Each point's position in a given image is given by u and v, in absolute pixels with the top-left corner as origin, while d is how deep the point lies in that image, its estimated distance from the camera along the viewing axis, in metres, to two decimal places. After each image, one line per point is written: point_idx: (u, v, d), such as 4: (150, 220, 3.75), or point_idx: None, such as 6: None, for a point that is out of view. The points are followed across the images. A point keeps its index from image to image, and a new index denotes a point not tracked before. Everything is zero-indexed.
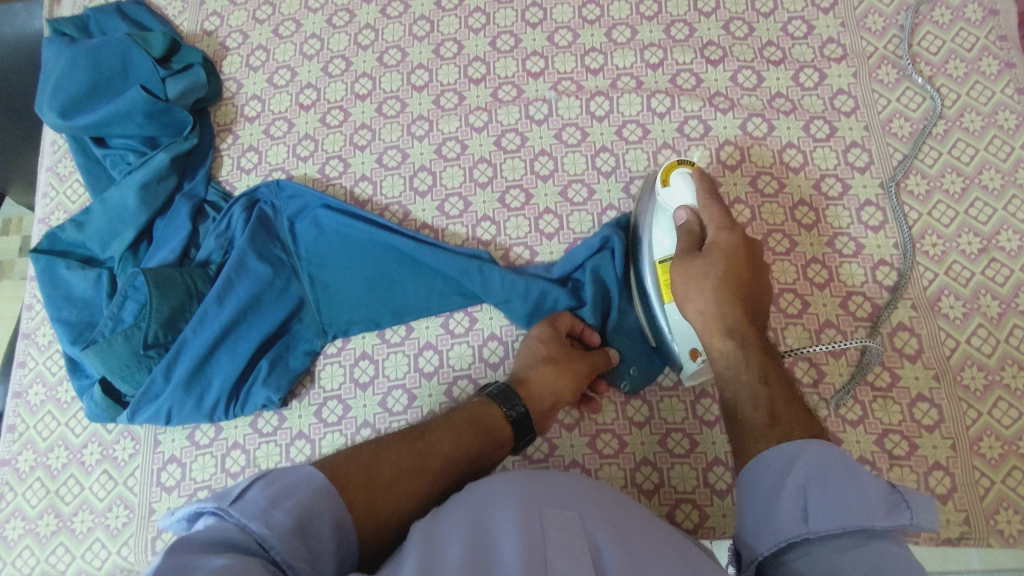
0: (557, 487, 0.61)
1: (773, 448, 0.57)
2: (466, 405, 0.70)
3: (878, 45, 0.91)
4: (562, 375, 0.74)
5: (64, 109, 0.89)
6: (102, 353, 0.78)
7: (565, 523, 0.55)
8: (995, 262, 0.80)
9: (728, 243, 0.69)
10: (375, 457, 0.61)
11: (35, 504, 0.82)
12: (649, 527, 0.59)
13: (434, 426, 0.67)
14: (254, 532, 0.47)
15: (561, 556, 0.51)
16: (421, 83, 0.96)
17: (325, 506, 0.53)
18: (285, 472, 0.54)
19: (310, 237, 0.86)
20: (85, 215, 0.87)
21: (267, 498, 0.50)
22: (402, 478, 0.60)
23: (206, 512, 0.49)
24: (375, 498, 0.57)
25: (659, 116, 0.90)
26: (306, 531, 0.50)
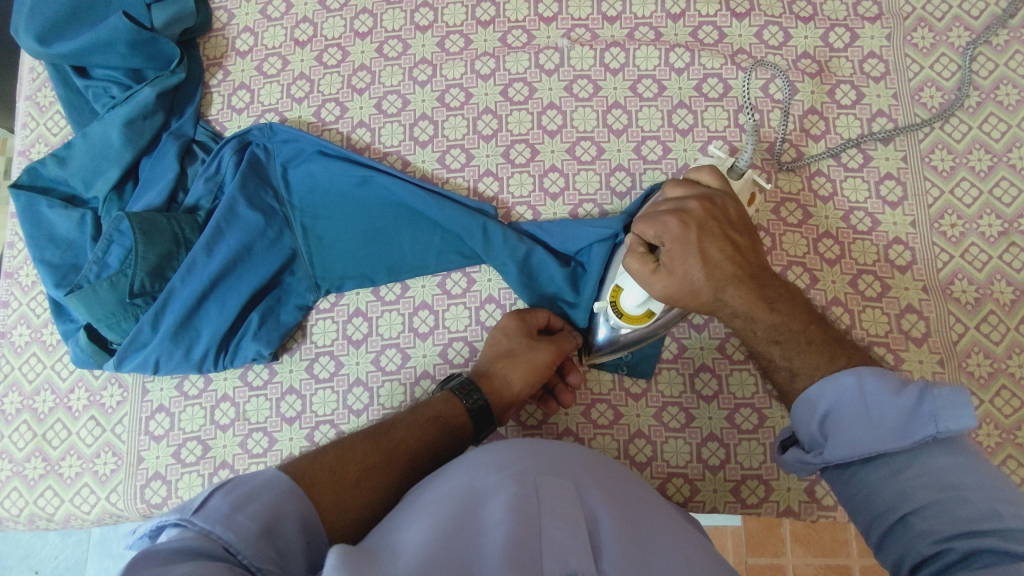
0: (554, 455, 0.60)
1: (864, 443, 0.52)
2: (429, 402, 0.70)
3: (916, 5, 0.85)
4: (520, 368, 0.73)
5: (42, 34, 0.83)
6: (86, 299, 0.75)
7: (560, 491, 0.54)
8: (1014, 247, 0.77)
9: (698, 274, 0.58)
10: (341, 457, 0.61)
11: (22, 447, 0.81)
12: (643, 500, 0.59)
13: (399, 424, 0.67)
14: (219, 538, 0.47)
15: (556, 524, 0.50)
16: (425, 23, 0.90)
17: (292, 506, 0.53)
18: (248, 477, 0.53)
19: (304, 186, 0.82)
20: (67, 150, 0.83)
21: (231, 503, 0.49)
22: (370, 474, 0.61)
23: (170, 523, 0.48)
24: (343, 492, 0.58)
25: (677, 72, 0.85)
26: (273, 532, 0.50)
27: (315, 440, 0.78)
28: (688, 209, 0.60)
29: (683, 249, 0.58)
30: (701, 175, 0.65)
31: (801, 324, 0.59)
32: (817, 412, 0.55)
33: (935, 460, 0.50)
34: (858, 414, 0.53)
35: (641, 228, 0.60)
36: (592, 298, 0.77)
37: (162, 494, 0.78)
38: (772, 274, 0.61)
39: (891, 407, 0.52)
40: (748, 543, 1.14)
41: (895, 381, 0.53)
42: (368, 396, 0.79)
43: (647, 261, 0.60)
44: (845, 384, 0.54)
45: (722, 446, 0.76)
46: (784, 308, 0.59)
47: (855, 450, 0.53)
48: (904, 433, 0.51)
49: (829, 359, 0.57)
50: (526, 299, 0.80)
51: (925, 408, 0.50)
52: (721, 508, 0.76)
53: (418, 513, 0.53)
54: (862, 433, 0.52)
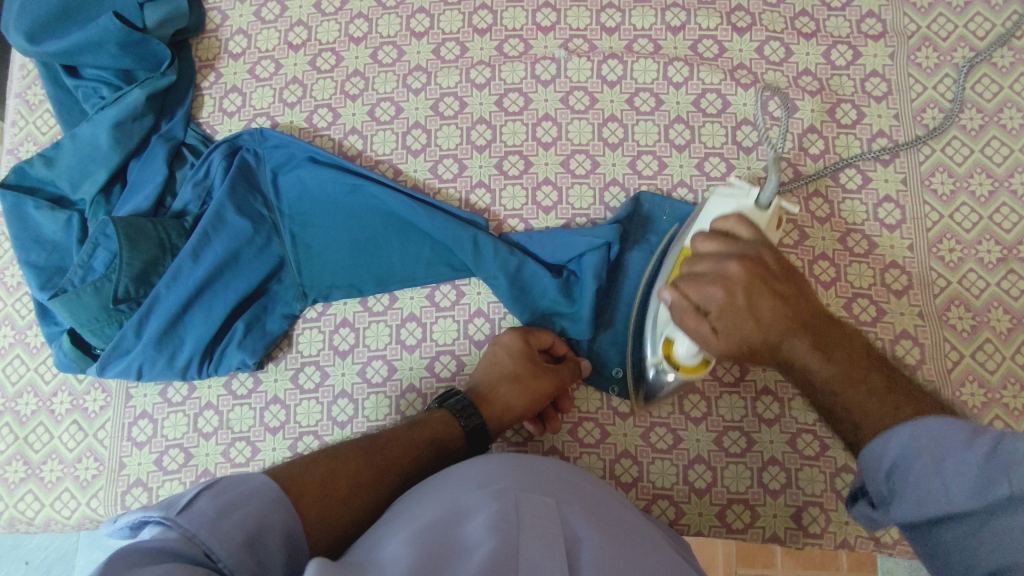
0: (538, 473, 0.59)
1: (926, 495, 0.46)
2: (428, 421, 0.69)
3: (921, 23, 0.83)
4: (522, 395, 0.73)
5: (32, 32, 0.82)
6: (70, 304, 0.75)
7: (542, 510, 0.53)
8: (1012, 274, 0.76)
9: (755, 334, 0.56)
10: (333, 471, 0.60)
11: (4, 450, 0.81)
12: (628, 520, 0.58)
13: (394, 439, 0.66)
14: (201, 542, 0.46)
15: (535, 543, 0.49)
16: (421, 29, 0.88)
17: (276, 516, 0.52)
18: (236, 482, 0.52)
19: (293, 193, 0.81)
20: (55, 150, 0.82)
21: (216, 508, 0.49)
22: (360, 492, 0.60)
23: (151, 521, 0.47)
24: (332, 506, 0.58)
25: (675, 86, 0.83)
26: (255, 542, 0.49)
27: (298, 451, 0.78)
28: (729, 272, 0.57)
29: (735, 314, 0.56)
30: (731, 225, 0.63)
31: (866, 372, 0.53)
32: (882, 465, 0.49)
33: (1010, 523, 0.42)
34: (924, 469, 0.46)
35: (683, 290, 0.59)
36: (586, 313, 0.76)
37: (142, 501, 0.78)
38: (837, 319, 0.57)
39: (959, 463, 0.45)
40: (739, 555, 1.12)
41: (966, 429, 0.45)
42: (353, 408, 0.79)
43: (701, 326, 0.58)
44: (905, 436, 0.48)
45: (709, 469, 0.75)
46: (843, 357, 0.53)
47: (923, 507, 0.46)
48: (977, 491, 0.44)
49: (894, 408, 0.50)
50: (516, 313, 0.78)
51: (995, 460, 0.43)
52: (706, 531, 0.74)
53: (398, 531, 0.52)
54: (929, 487, 0.46)
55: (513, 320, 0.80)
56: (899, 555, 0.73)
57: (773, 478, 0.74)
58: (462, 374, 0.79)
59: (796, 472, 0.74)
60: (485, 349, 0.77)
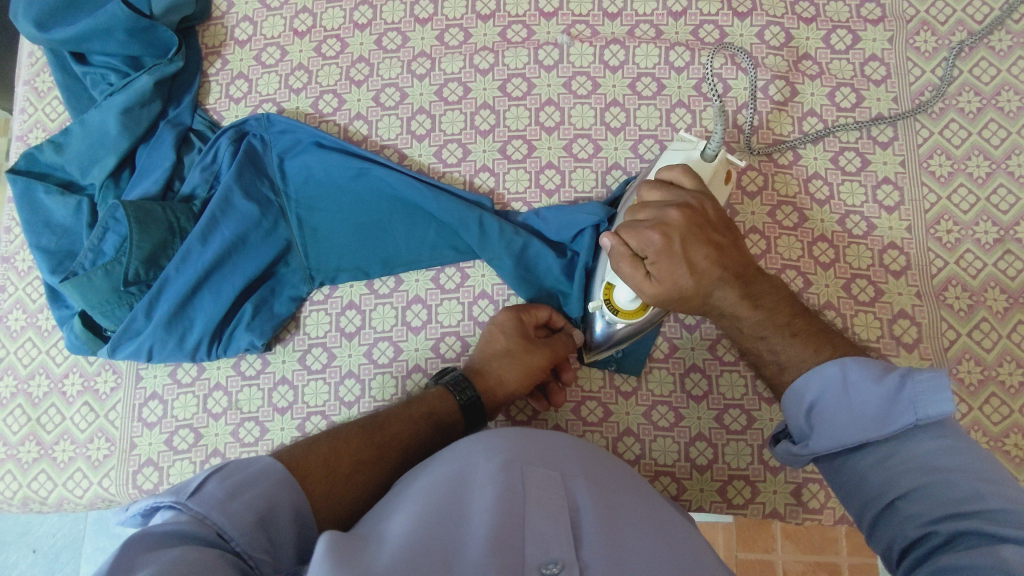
0: (544, 445, 0.60)
1: (841, 428, 0.53)
2: (423, 398, 0.70)
3: (920, 8, 0.84)
4: (514, 369, 0.74)
5: (41, 19, 0.83)
6: (81, 286, 0.76)
7: (547, 482, 0.54)
8: (1009, 254, 0.77)
9: (686, 279, 0.59)
10: (336, 449, 0.62)
11: (16, 431, 0.82)
12: (631, 490, 0.59)
13: (393, 417, 0.67)
14: (214, 523, 0.48)
15: (540, 515, 0.50)
16: (425, 16, 0.89)
17: (285, 496, 0.53)
18: (243, 464, 0.53)
19: (300, 178, 0.82)
20: (64, 136, 0.83)
21: (226, 490, 0.50)
22: (364, 468, 0.62)
23: (164, 505, 0.49)
24: (337, 483, 0.59)
25: (677, 71, 0.84)
26: (266, 521, 0.50)
27: (306, 431, 0.79)
28: (669, 219, 0.60)
29: (670, 260, 0.59)
30: (675, 174, 0.65)
31: (785, 317, 0.61)
32: (804, 402, 0.56)
33: (916, 447, 0.50)
34: (842, 404, 0.54)
35: (624, 237, 0.61)
36: (584, 290, 0.78)
37: (153, 480, 0.79)
38: (757, 269, 0.63)
39: (872, 396, 0.52)
40: (739, 538, 1.14)
41: (877, 368, 0.53)
42: (360, 388, 0.80)
43: (639, 271, 0.61)
44: (830, 374, 0.55)
45: (710, 446, 0.77)
46: (767, 302, 0.61)
47: (838, 438, 0.53)
48: (886, 420, 0.51)
49: (815, 348, 0.58)
50: (521, 294, 0.80)
51: (905, 393, 0.51)
52: (707, 507, 0.76)
53: (407, 503, 0.54)
54: (845, 420, 0.53)
55: (518, 301, 0.81)
56: None
57: (773, 455, 0.76)
58: (467, 355, 0.80)
59: None
60: (480, 332, 0.79)
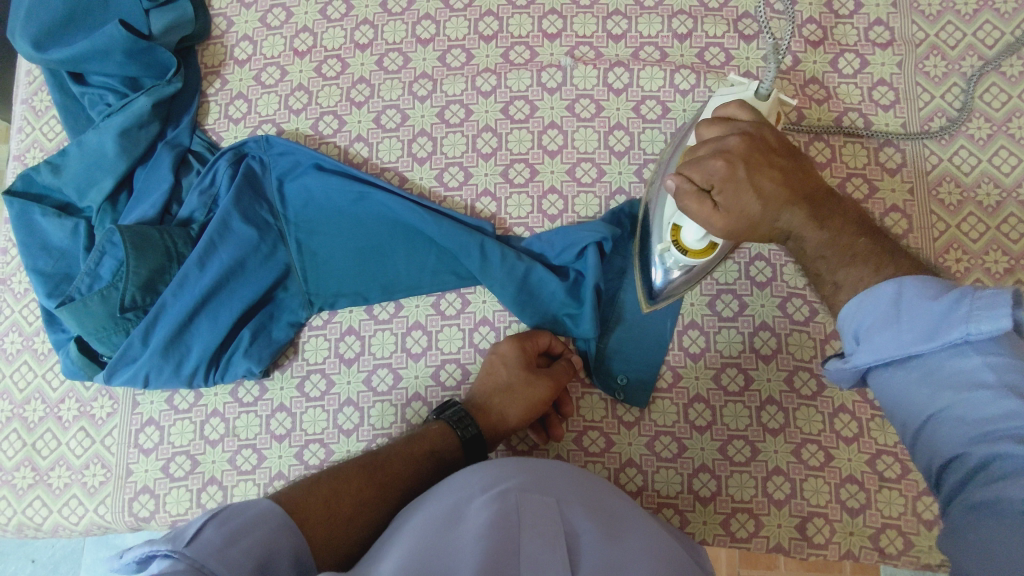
0: (540, 474, 0.59)
1: (885, 343, 0.47)
2: (426, 434, 0.69)
3: (930, 32, 0.83)
4: (516, 403, 0.73)
5: (38, 40, 0.82)
6: (77, 312, 0.75)
7: (543, 510, 0.53)
8: (1019, 285, 0.76)
9: (754, 205, 0.55)
10: (336, 491, 0.61)
11: (12, 456, 0.81)
12: (629, 517, 0.58)
13: (394, 456, 0.67)
14: (212, 574, 0.47)
15: (536, 542, 0.50)
16: (426, 36, 0.88)
17: (284, 541, 0.53)
18: (241, 508, 0.53)
19: (299, 200, 0.81)
20: (61, 158, 0.82)
21: (224, 537, 0.49)
22: (364, 510, 0.61)
23: (159, 553, 0.48)
24: (337, 526, 0.58)
25: (682, 94, 0.83)
26: (265, 569, 0.50)
27: (305, 460, 0.78)
28: (730, 145, 0.56)
29: (737, 188, 0.55)
30: (731, 111, 0.62)
31: (851, 235, 0.54)
32: (853, 324, 0.50)
33: (961, 364, 0.44)
34: (889, 319, 0.47)
35: (686, 172, 0.57)
36: (590, 314, 0.77)
37: (150, 508, 0.78)
38: (826, 189, 0.57)
39: (924, 312, 0.46)
40: (741, 556, 1.12)
41: (936, 287, 0.47)
42: (358, 415, 0.79)
43: (704, 203, 0.56)
44: (883, 293, 0.49)
45: (713, 478, 0.75)
46: (837, 222, 0.54)
47: (882, 356, 0.47)
48: (933, 336, 0.45)
49: (875, 267, 0.52)
50: (523, 321, 0.79)
51: (960, 309, 0.44)
52: (711, 540, 0.75)
53: (402, 539, 0.53)
54: (891, 338, 0.47)
55: (519, 328, 0.80)
56: (903, 566, 0.73)
57: (777, 488, 0.75)
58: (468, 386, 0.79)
59: (801, 482, 0.74)
60: (482, 361, 0.78)
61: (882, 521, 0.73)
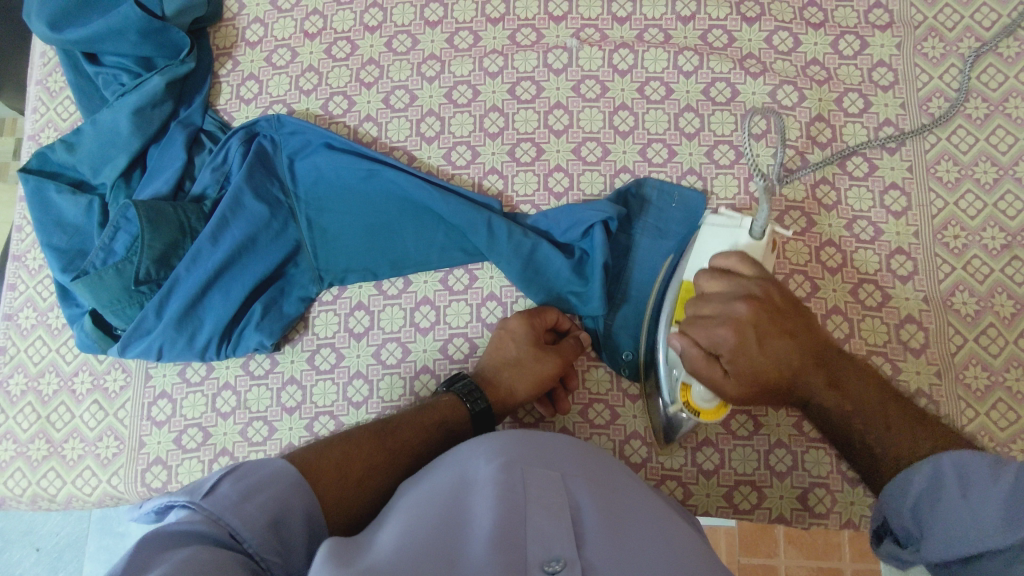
0: (545, 446, 0.60)
1: (947, 523, 0.52)
2: (435, 405, 0.71)
3: (928, 14, 0.85)
4: (524, 378, 0.74)
5: (54, 20, 0.83)
6: (92, 285, 0.77)
7: (548, 482, 0.54)
8: (1016, 260, 0.77)
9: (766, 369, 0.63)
10: (348, 454, 0.62)
11: (26, 428, 0.83)
12: (631, 489, 0.60)
13: (404, 423, 0.68)
14: (227, 525, 0.48)
15: (541, 513, 0.51)
16: (435, 19, 0.90)
17: (297, 499, 0.54)
18: (257, 466, 0.54)
19: (309, 178, 0.83)
20: (76, 136, 0.84)
21: (239, 492, 0.50)
22: (374, 472, 0.62)
23: (178, 504, 0.50)
24: (348, 487, 0.59)
25: (685, 75, 0.85)
26: (278, 523, 0.51)
27: (314, 431, 0.79)
28: (738, 313, 0.63)
29: (747, 355, 0.63)
30: (732, 262, 0.67)
31: (878, 401, 0.61)
32: (909, 500, 0.55)
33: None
34: (951, 499, 0.52)
35: (696, 336, 0.65)
36: (598, 290, 0.78)
37: (162, 478, 0.80)
38: (839, 350, 0.65)
39: (984, 496, 0.50)
40: (741, 543, 1.14)
41: (989, 465, 0.51)
42: (368, 388, 0.80)
43: (715, 368, 0.63)
44: (934, 471, 0.54)
45: (717, 450, 0.77)
46: (854, 388, 0.62)
47: (953, 540, 0.51)
48: (999, 519, 0.49)
49: (916, 436, 0.58)
50: (530, 297, 0.80)
51: (1016, 492, 0.48)
52: (713, 511, 0.76)
53: (410, 505, 0.54)
54: (957, 520, 0.51)
55: (526, 303, 0.81)
56: None
57: (779, 459, 0.76)
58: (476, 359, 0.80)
59: (802, 453, 0.76)
60: (490, 337, 0.79)
61: None
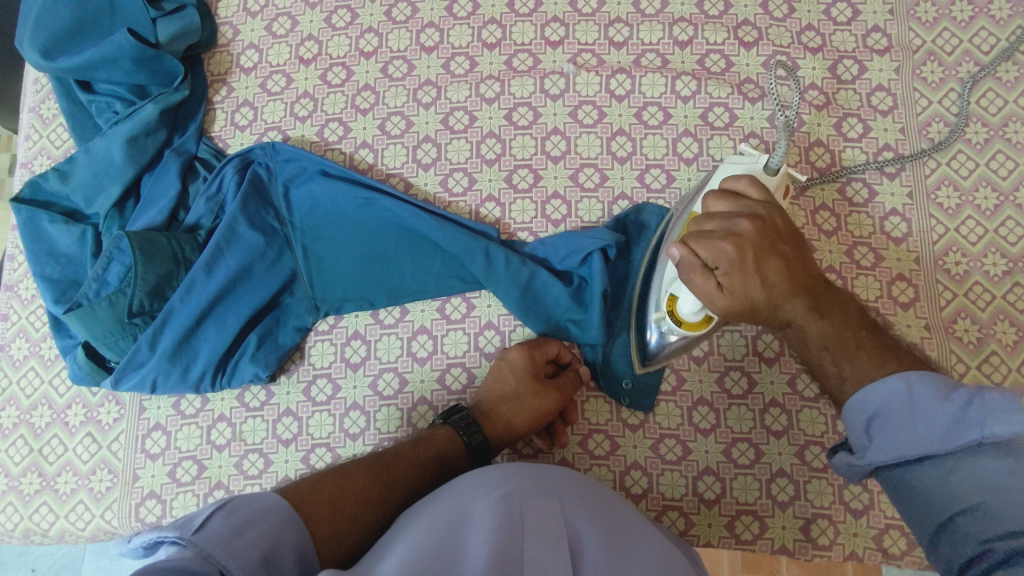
0: (543, 477, 0.60)
1: (898, 431, 0.51)
2: (432, 439, 0.70)
3: (926, 38, 0.84)
4: (522, 413, 0.74)
5: (47, 49, 0.83)
6: (85, 318, 0.76)
7: (546, 513, 0.54)
8: (1018, 287, 0.77)
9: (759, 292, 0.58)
10: (341, 489, 0.61)
11: (18, 462, 0.82)
12: (629, 520, 0.59)
13: (399, 457, 0.67)
14: (218, 561, 0.47)
15: (539, 545, 0.50)
16: (431, 44, 0.89)
17: (288, 536, 0.53)
18: (249, 501, 0.54)
19: (305, 206, 0.82)
20: (69, 165, 0.83)
21: (230, 528, 0.50)
22: (368, 509, 0.61)
23: (167, 540, 0.49)
24: (342, 526, 0.59)
25: (683, 100, 0.84)
26: (269, 562, 0.50)
27: (311, 463, 0.78)
28: (740, 230, 0.59)
29: (742, 272, 0.58)
30: (742, 185, 0.63)
31: (852, 331, 0.58)
32: (863, 415, 0.54)
33: (978, 465, 0.47)
34: (902, 417, 0.51)
35: (694, 247, 0.60)
36: (597, 320, 0.77)
37: (156, 513, 0.79)
38: (829, 285, 0.61)
39: (938, 414, 0.49)
40: (744, 561, 1.12)
41: (946, 386, 0.50)
42: (364, 420, 0.79)
43: (708, 281, 0.59)
44: (893, 388, 0.52)
45: (718, 480, 0.76)
46: (837, 316, 0.59)
47: (901, 452, 0.51)
48: (951, 439, 0.48)
49: (881, 363, 0.55)
50: (528, 326, 0.79)
51: (972, 413, 0.48)
52: (715, 542, 0.75)
53: (406, 539, 0.53)
54: (908, 434, 0.51)
55: (524, 332, 0.81)
56: (907, 566, 0.74)
57: (781, 490, 0.75)
58: (474, 389, 0.79)
59: (805, 484, 0.75)
60: (489, 366, 0.78)
61: (885, 522, 0.74)
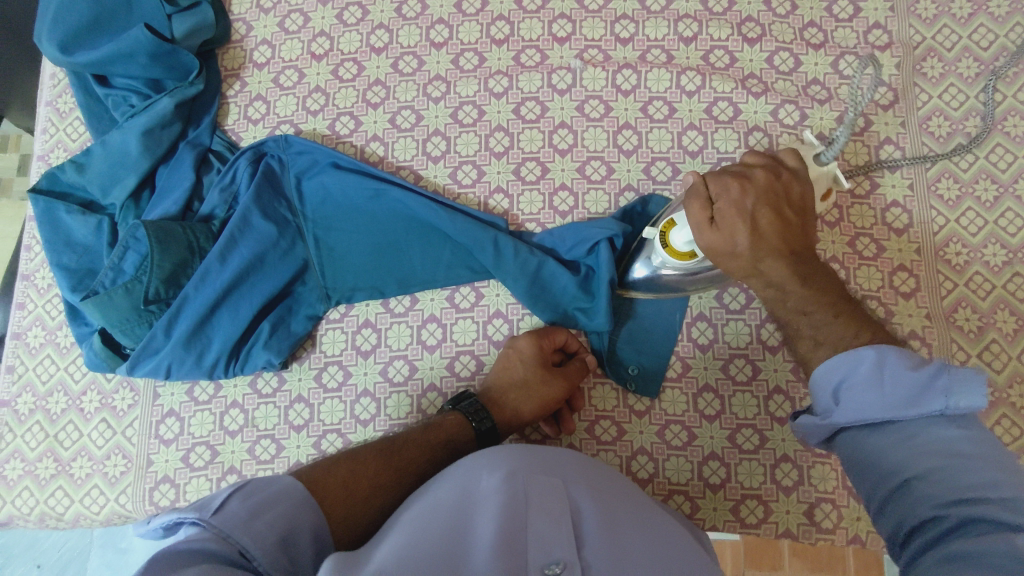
0: (547, 455, 0.61)
1: (866, 396, 0.49)
2: (442, 424, 0.71)
3: (926, 34, 0.86)
4: (530, 400, 0.75)
5: (65, 43, 0.85)
6: (101, 305, 0.77)
7: (550, 489, 0.55)
8: (1017, 277, 0.78)
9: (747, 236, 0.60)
10: (354, 472, 0.62)
11: (34, 447, 0.83)
12: (631, 497, 0.60)
13: (409, 442, 0.68)
14: (237, 543, 0.48)
15: (543, 520, 0.51)
16: (440, 40, 0.91)
17: (305, 516, 0.54)
18: (265, 483, 0.54)
19: (317, 198, 0.84)
20: (86, 157, 0.85)
21: (248, 509, 0.51)
22: (380, 492, 0.62)
23: (188, 521, 0.50)
24: (355, 508, 0.60)
25: (688, 95, 0.86)
26: (287, 542, 0.51)
27: (322, 449, 0.80)
28: (753, 176, 0.62)
29: (738, 211, 0.60)
30: (779, 153, 0.67)
31: (833, 300, 0.58)
32: (832, 381, 0.52)
33: (938, 433, 0.46)
34: (869, 384, 0.49)
35: (705, 181, 0.64)
36: (603, 306, 0.78)
37: (170, 497, 0.80)
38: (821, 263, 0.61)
39: (906, 382, 0.47)
40: (747, 553, 1.14)
41: (914, 358, 0.48)
42: (375, 406, 0.81)
43: (702, 211, 0.62)
44: (865, 355, 0.50)
45: (723, 465, 0.77)
46: (819, 283, 0.59)
47: (865, 416, 0.49)
48: (914, 406, 0.46)
49: (855, 332, 0.55)
50: (535, 315, 0.81)
51: (939, 382, 0.46)
52: (720, 526, 0.77)
53: (414, 516, 0.54)
54: (874, 399, 0.48)
55: (532, 321, 0.82)
56: None
57: (785, 475, 0.76)
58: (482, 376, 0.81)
59: (808, 469, 0.76)
60: (498, 353, 0.80)
61: None
